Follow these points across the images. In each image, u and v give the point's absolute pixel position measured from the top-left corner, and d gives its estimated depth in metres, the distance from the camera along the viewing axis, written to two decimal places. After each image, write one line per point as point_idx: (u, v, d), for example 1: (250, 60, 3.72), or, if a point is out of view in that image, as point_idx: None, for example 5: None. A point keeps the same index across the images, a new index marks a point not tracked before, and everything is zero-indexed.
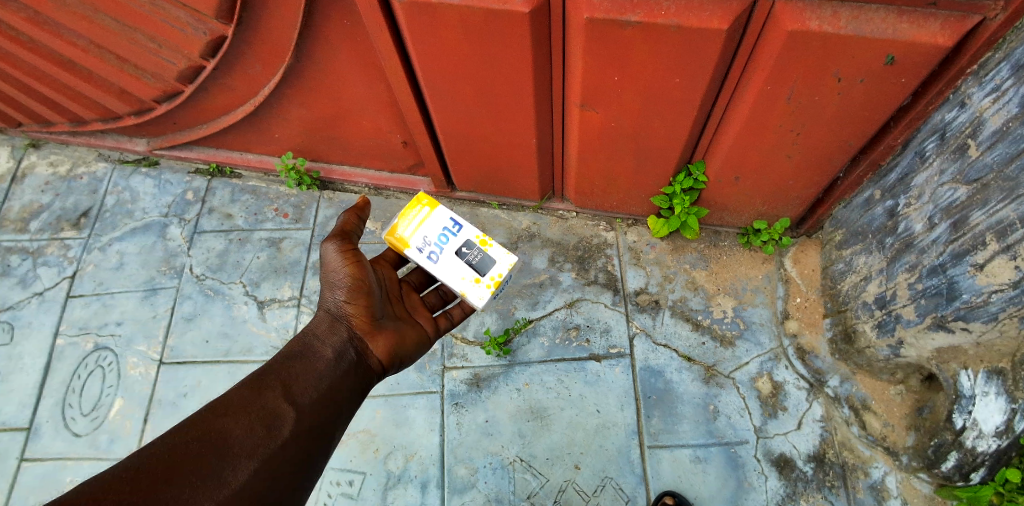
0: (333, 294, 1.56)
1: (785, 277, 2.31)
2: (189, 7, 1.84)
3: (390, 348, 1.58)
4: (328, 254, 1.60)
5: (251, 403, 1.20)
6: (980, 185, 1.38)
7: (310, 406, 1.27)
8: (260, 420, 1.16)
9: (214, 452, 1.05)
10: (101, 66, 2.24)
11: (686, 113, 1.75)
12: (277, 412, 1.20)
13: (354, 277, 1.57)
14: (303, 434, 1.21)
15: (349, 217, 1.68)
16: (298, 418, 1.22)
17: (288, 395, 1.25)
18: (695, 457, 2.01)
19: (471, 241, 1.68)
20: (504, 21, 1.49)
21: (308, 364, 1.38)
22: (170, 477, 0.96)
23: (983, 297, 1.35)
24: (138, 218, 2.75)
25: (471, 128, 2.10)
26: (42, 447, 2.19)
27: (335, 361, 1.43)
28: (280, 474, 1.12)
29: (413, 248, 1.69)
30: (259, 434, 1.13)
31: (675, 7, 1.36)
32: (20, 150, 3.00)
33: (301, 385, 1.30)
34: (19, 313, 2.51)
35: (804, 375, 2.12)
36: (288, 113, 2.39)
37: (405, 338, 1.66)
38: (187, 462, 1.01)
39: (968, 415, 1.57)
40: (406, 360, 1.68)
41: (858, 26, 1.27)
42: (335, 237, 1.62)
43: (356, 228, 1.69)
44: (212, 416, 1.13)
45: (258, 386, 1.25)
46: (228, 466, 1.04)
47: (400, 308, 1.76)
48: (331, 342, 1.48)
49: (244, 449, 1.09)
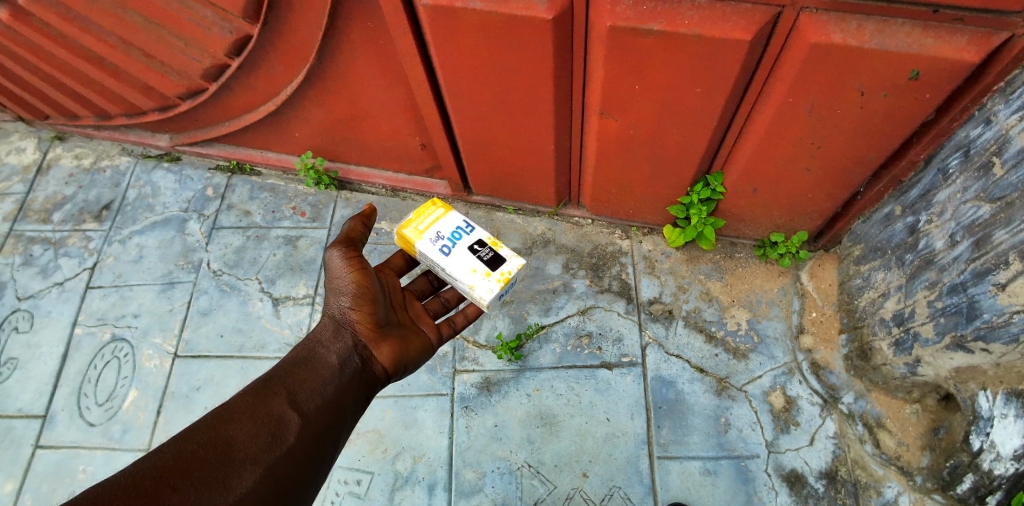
0: (338, 300, 1.57)
1: (801, 291, 2.30)
2: (216, 6, 1.88)
3: (394, 354, 1.58)
4: (333, 261, 1.59)
5: (257, 409, 1.21)
6: (1004, 204, 1.36)
7: (315, 412, 1.28)
8: (266, 426, 1.17)
9: (219, 458, 1.06)
10: (128, 62, 2.29)
11: (706, 124, 1.76)
12: (283, 419, 1.21)
13: (359, 284, 1.57)
14: (308, 440, 1.21)
15: (355, 224, 1.68)
16: (302, 424, 1.23)
17: (293, 402, 1.26)
18: (704, 469, 2.00)
19: (483, 240, 1.71)
20: (527, 27, 1.51)
21: (313, 370, 1.39)
22: (175, 483, 0.96)
23: (1005, 317, 1.33)
24: (159, 212, 2.79)
25: (491, 133, 2.11)
26: (57, 435, 2.22)
27: (339, 368, 1.44)
28: (285, 481, 1.12)
29: (425, 240, 1.71)
30: (265, 441, 1.14)
31: (698, 17, 1.36)
32: (46, 142, 3.07)
33: (305, 391, 1.32)
34: (39, 302, 2.55)
35: (818, 390, 2.10)
36: (308, 113, 2.42)
37: (408, 345, 1.65)
38: (193, 467, 1.01)
39: (986, 437, 1.54)
40: (410, 366, 1.67)
41: (882, 41, 1.28)
42: (340, 243, 1.62)
43: (362, 235, 1.69)
44: (218, 423, 1.14)
45: (264, 391, 1.26)
46: (233, 471, 1.05)
47: (404, 316, 1.74)
48: (336, 347, 1.48)
49: (249, 455, 1.10)
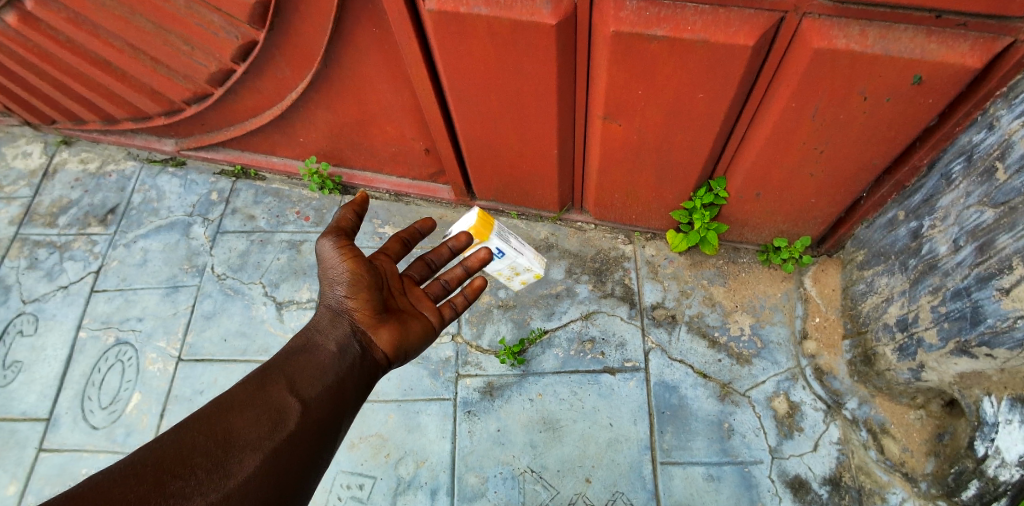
0: (333, 289, 1.56)
1: (804, 296, 2.30)
2: (224, 12, 1.89)
3: (394, 340, 1.57)
4: (325, 250, 1.58)
5: (257, 397, 1.20)
6: (1008, 208, 1.37)
7: (315, 401, 1.27)
8: (266, 413, 1.17)
9: (220, 444, 1.06)
10: (137, 67, 2.30)
11: (710, 129, 1.77)
12: (283, 406, 1.20)
13: (354, 272, 1.56)
14: (309, 427, 1.21)
15: (347, 212, 1.63)
16: (302, 412, 1.22)
17: (293, 390, 1.25)
18: (707, 475, 1.99)
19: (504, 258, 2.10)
20: (531, 32, 1.52)
21: (311, 358, 1.38)
22: (177, 470, 0.98)
23: (1009, 322, 1.33)
24: (163, 216, 2.81)
25: (496, 138, 2.12)
26: (61, 438, 2.22)
27: (338, 355, 1.42)
28: (288, 467, 1.12)
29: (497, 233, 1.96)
30: (265, 427, 1.14)
31: (702, 22, 1.37)
32: (52, 147, 3.09)
33: (305, 379, 1.30)
34: (44, 306, 2.56)
35: (821, 395, 2.10)
36: (314, 118, 2.44)
37: (408, 329, 1.63)
38: (193, 455, 1.02)
39: (991, 443, 1.53)
40: (411, 352, 1.66)
41: (885, 45, 1.29)
42: (331, 233, 1.59)
43: (354, 224, 1.64)
44: (218, 411, 1.14)
45: (264, 380, 1.25)
46: (235, 458, 1.05)
47: (404, 301, 1.71)
48: (334, 335, 1.47)
49: (250, 441, 1.10)
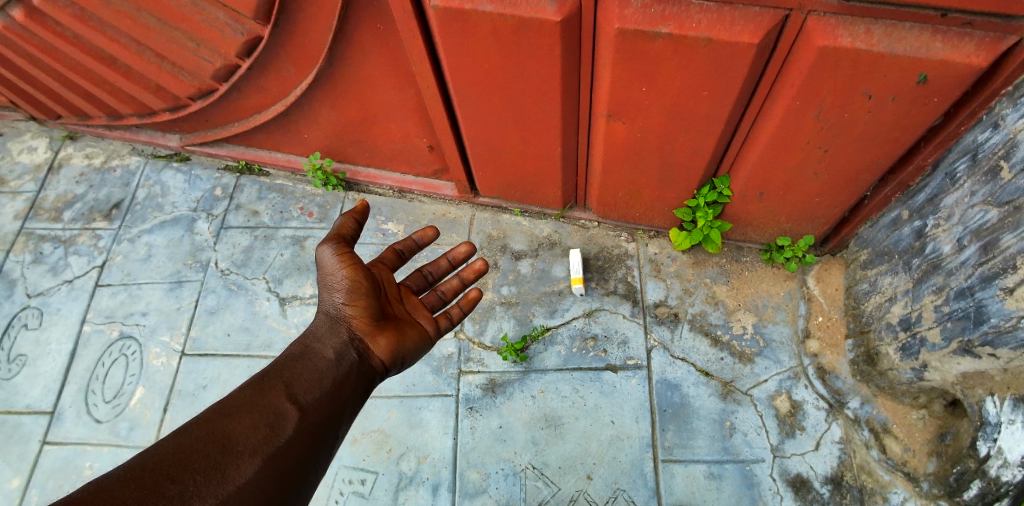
0: (331, 296, 1.57)
1: (807, 295, 2.29)
2: (229, 8, 1.90)
3: (391, 347, 1.56)
4: (325, 257, 1.57)
5: (255, 402, 1.21)
6: (1012, 208, 1.36)
7: (313, 406, 1.27)
8: (264, 418, 1.17)
9: (219, 449, 1.07)
10: (142, 63, 2.31)
11: (714, 128, 1.77)
12: (281, 411, 1.21)
13: (353, 278, 1.55)
14: (308, 430, 1.22)
15: (347, 219, 1.63)
16: (301, 415, 1.23)
17: (291, 394, 1.26)
18: (708, 473, 1.99)
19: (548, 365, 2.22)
20: (536, 29, 1.52)
21: (309, 364, 1.38)
22: (176, 474, 0.99)
23: (1012, 322, 1.33)
24: (168, 211, 2.82)
25: (499, 136, 2.13)
26: (65, 431, 2.23)
27: (335, 361, 1.43)
28: (286, 470, 1.13)
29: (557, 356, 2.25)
30: (262, 433, 1.14)
31: (707, 21, 1.37)
32: (57, 142, 3.11)
33: (303, 384, 1.31)
34: (49, 299, 2.58)
35: (824, 394, 2.10)
36: (318, 115, 2.45)
37: (405, 336, 1.63)
38: (192, 459, 1.03)
39: (993, 443, 1.53)
40: (408, 359, 1.65)
41: (891, 44, 1.28)
42: (331, 240, 1.59)
43: (354, 231, 1.63)
44: (215, 417, 1.14)
45: (262, 386, 1.26)
46: (233, 462, 1.06)
47: (400, 308, 1.71)
48: (331, 343, 1.47)
49: (249, 445, 1.10)
